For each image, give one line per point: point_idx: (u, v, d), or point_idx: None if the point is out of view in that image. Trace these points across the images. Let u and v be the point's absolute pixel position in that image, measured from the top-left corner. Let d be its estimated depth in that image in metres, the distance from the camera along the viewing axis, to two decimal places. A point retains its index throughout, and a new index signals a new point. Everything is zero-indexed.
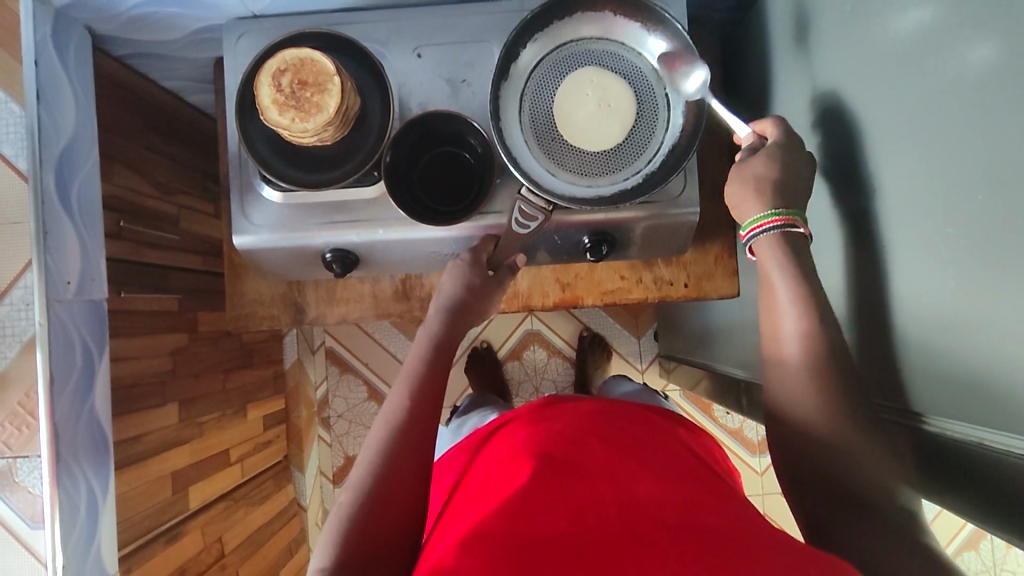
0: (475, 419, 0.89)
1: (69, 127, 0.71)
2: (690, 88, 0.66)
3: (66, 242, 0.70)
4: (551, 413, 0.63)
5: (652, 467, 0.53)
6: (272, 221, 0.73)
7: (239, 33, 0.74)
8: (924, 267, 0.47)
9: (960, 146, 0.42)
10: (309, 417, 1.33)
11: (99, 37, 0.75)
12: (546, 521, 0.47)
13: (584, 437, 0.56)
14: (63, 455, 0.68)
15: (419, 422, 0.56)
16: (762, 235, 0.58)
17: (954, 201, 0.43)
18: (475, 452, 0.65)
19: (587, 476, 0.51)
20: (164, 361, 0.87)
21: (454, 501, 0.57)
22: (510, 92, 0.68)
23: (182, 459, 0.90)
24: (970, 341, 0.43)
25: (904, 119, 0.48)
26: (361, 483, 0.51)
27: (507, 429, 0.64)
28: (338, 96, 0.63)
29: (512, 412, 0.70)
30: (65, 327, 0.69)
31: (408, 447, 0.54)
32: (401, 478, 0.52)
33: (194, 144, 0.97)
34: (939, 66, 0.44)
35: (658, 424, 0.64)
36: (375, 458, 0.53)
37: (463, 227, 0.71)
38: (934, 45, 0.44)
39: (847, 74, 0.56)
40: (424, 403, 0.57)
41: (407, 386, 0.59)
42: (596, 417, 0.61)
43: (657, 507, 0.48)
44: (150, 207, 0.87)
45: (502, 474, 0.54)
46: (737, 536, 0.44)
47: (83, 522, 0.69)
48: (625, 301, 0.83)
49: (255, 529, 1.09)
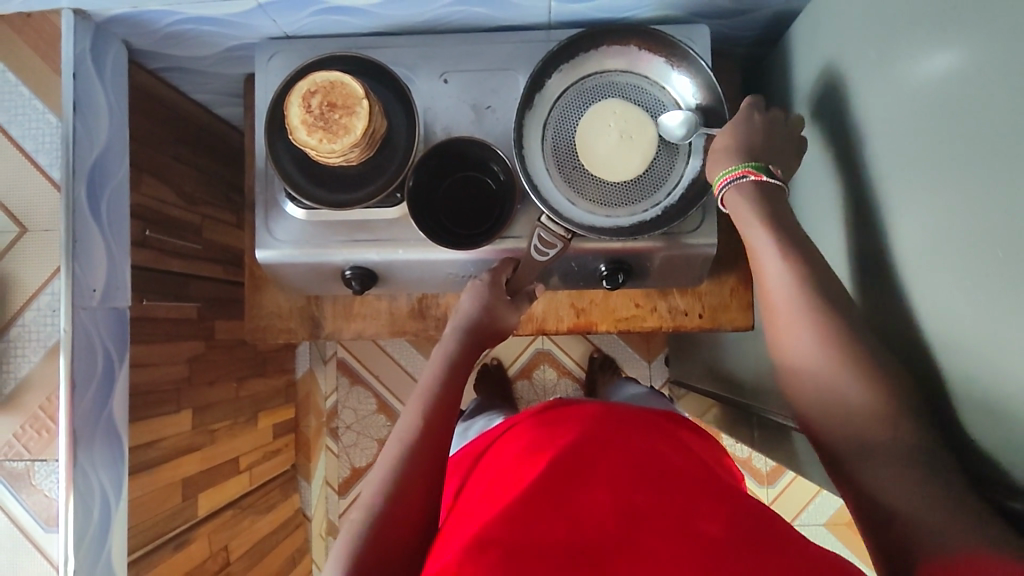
0: (481, 423, 0.90)
1: (102, 139, 0.72)
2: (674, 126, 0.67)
3: (94, 250, 0.72)
4: (557, 419, 0.64)
5: (660, 470, 0.54)
6: (294, 237, 0.74)
7: (271, 53, 0.76)
8: (941, 314, 0.47)
9: (976, 201, 0.43)
10: (319, 427, 1.33)
11: (136, 51, 0.77)
12: (552, 530, 0.47)
13: (590, 441, 0.57)
14: (80, 460, 0.69)
15: (433, 439, 0.56)
16: (727, 190, 0.60)
17: (968, 253, 0.44)
18: (481, 458, 0.66)
19: (593, 484, 0.51)
20: (181, 368, 0.88)
21: (462, 503, 0.58)
22: (534, 121, 0.69)
23: (193, 466, 0.90)
24: (984, 393, 0.43)
25: (919, 170, 0.49)
26: (374, 499, 0.51)
27: (514, 435, 0.65)
28: (366, 119, 0.64)
29: (517, 417, 0.71)
30: (88, 332, 0.70)
31: (420, 459, 0.54)
32: (413, 493, 0.53)
33: (220, 155, 0.98)
34: (956, 122, 0.44)
35: (665, 429, 0.64)
36: (389, 474, 0.53)
37: (484, 251, 0.72)
38: (953, 101, 0.45)
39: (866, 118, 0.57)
40: (438, 419, 0.58)
41: (421, 403, 0.59)
42: (603, 420, 0.62)
43: (659, 517, 0.48)
44: (176, 217, 0.88)
45: (510, 481, 0.55)
46: (755, 544, 0.45)
47: (97, 523, 0.71)
48: (638, 329, 0.83)
49: (260, 538, 1.10)
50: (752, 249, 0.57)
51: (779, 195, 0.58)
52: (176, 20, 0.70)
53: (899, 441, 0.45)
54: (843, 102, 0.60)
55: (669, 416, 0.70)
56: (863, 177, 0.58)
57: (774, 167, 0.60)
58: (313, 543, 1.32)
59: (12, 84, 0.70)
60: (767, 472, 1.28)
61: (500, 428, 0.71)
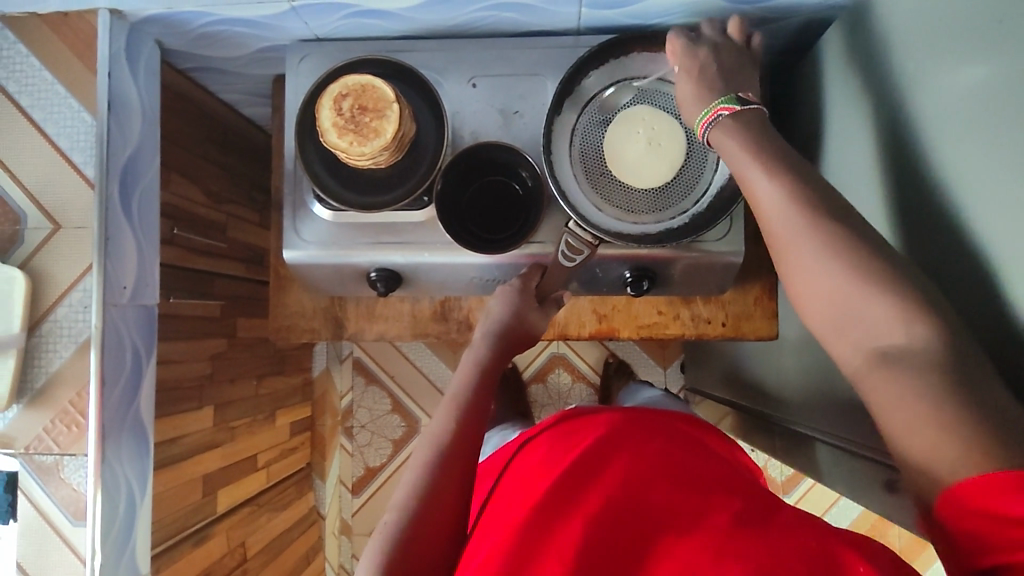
0: (497, 437, 0.89)
1: (133, 139, 0.73)
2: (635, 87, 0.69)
3: (124, 248, 0.73)
4: (578, 425, 0.64)
5: (682, 469, 0.53)
6: (320, 238, 0.75)
7: (302, 55, 0.76)
8: None
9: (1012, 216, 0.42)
10: (334, 426, 1.34)
11: (168, 51, 0.78)
12: (575, 538, 0.48)
13: (610, 445, 0.57)
14: (108, 456, 0.70)
15: (464, 445, 0.56)
16: (710, 131, 0.55)
17: (1002, 270, 0.43)
18: (506, 466, 0.66)
19: (615, 485, 0.52)
20: (204, 365, 0.89)
21: (490, 509, 0.58)
22: (563, 126, 0.70)
23: (213, 463, 0.91)
24: None
25: (951, 184, 0.49)
26: (405, 504, 0.52)
27: (536, 443, 0.65)
28: (396, 123, 0.65)
29: (541, 425, 0.71)
30: (117, 329, 0.71)
31: (452, 463, 0.55)
32: (443, 496, 0.53)
33: (245, 154, 0.99)
34: (989, 137, 0.44)
35: (685, 429, 0.64)
36: (418, 478, 0.53)
37: (510, 256, 0.73)
38: (987, 117, 0.45)
39: (896, 131, 0.57)
40: (468, 424, 0.58)
41: (452, 407, 0.60)
42: (623, 422, 0.62)
43: (682, 518, 0.48)
44: (203, 215, 0.89)
45: (533, 486, 0.55)
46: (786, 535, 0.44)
47: (122, 516, 0.72)
48: (660, 336, 0.84)
49: (276, 535, 1.11)
50: (741, 174, 0.52)
51: (756, 118, 0.54)
52: (210, 21, 0.71)
53: (926, 350, 0.40)
54: (873, 114, 0.60)
55: (680, 417, 0.69)
56: (892, 189, 0.57)
57: (745, 94, 0.56)
58: (326, 541, 1.33)
59: (49, 82, 0.71)
60: (783, 481, 1.28)
61: (526, 435, 0.71)
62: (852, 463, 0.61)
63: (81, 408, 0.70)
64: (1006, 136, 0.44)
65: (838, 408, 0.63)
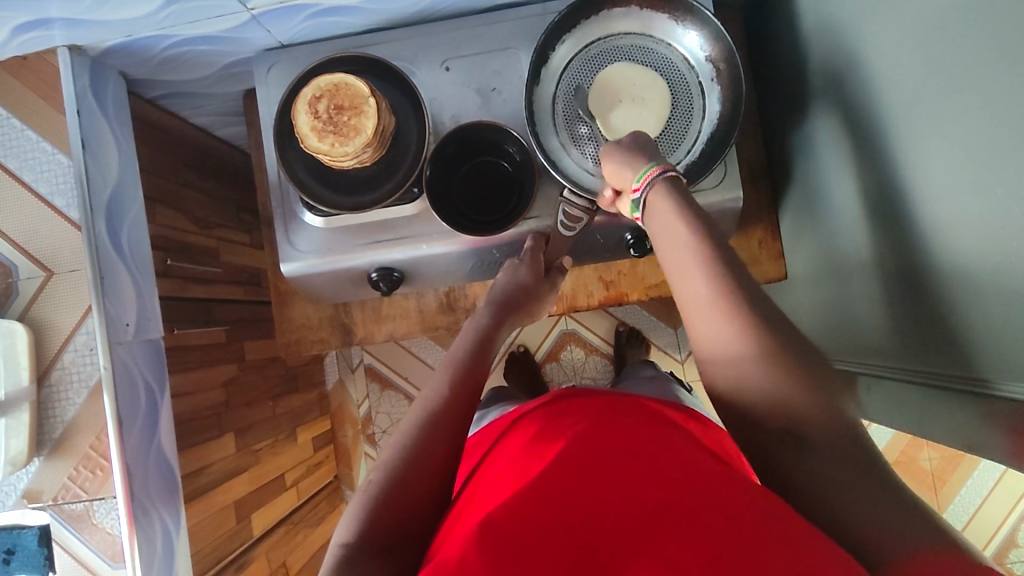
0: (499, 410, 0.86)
1: (113, 174, 0.72)
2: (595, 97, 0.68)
3: (122, 287, 0.72)
4: (568, 409, 0.63)
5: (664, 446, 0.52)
6: (316, 246, 0.74)
7: (269, 64, 0.75)
8: (964, 236, 0.47)
9: (992, 110, 0.42)
10: (355, 435, 1.34)
11: (133, 82, 0.77)
12: (559, 511, 0.45)
13: (594, 426, 0.55)
14: (138, 495, 0.69)
15: (455, 409, 0.56)
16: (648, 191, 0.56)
17: (989, 174, 0.43)
18: (496, 443, 0.65)
19: (601, 459, 0.49)
20: (218, 393, 0.88)
21: (468, 491, 0.56)
22: (543, 96, 0.69)
23: (243, 488, 0.91)
24: (1006, 307, 0.43)
25: (933, 91, 0.48)
26: (390, 459, 0.52)
27: (525, 423, 0.64)
28: (375, 117, 0.63)
29: (529, 404, 0.70)
30: (127, 367, 0.70)
31: (441, 424, 0.55)
32: (432, 455, 0.53)
33: (226, 176, 0.98)
34: (964, 37, 0.44)
35: (664, 416, 0.63)
36: (407, 436, 0.54)
37: (509, 235, 0.72)
38: (956, 19, 0.44)
39: (868, 46, 0.56)
40: (461, 389, 0.58)
41: (446, 371, 0.60)
42: (606, 412, 0.60)
43: (657, 482, 0.46)
44: (194, 243, 0.88)
45: (516, 466, 0.54)
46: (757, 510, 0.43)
47: (161, 555, 0.71)
48: (669, 294, 0.84)
49: (315, 550, 1.11)
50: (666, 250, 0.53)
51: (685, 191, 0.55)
52: (170, 44, 0.69)
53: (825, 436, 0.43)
54: (844, 36, 0.60)
55: (673, 406, 0.69)
56: (874, 109, 0.57)
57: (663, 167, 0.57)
58: None
59: (19, 129, 0.70)
60: None
61: (512, 414, 0.70)
62: (888, 389, 0.61)
63: (103, 452, 0.70)
64: (962, 34, 0.44)
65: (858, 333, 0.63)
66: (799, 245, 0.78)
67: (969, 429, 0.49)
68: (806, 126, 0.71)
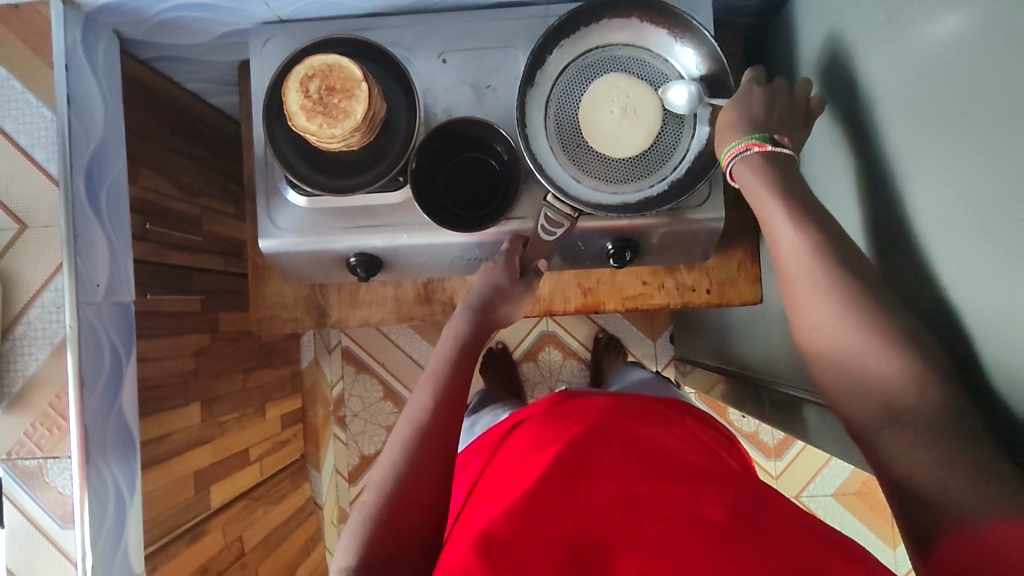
0: (486, 419, 0.87)
1: (96, 132, 0.71)
2: (596, 115, 0.67)
3: (95, 246, 0.71)
4: (565, 411, 0.64)
5: (663, 457, 0.54)
6: (296, 224, 0.73)
7: (265, 38, 0.75)
8: (954, 278, 0.46)
9: (987, 161, 0.42)
10: (326, 416, 1.33)
11: (127, 41, 0.76)
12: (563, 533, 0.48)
13: (593, 435, 0.57)
14: (93, 455, 0.69)
15: (445, 419, 0.56)
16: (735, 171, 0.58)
17: (977, 220, 0.43)
18: (494, 448, 0.66)
19: (597, 477, 0.52)
20: (188, 361, 0.88)
21: (475, 497, 0.58)
22: (536, 98, 0.68)
23: (205, 458, 0.90)
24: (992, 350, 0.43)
25: (925, 131, 0.48)
26: (384, 483, 0.51)
27: (523, 429, 0.65)
28: (366, 103, 0.63)
29: (524, 412, 0.71)
30: (94, 329, 0.70)
31: (431, 443, 0.54)
32: (425, 475, 0.52)
33: (215, 145, 0.97)
34: (963, 81, 0.43)
35: (662, 412, 0.65)
36: (398, 458, 0.53)
37: (490, 233, 0.72)
38: (955, 65, 0.44)
39: (865, 85, 0.56)
40: (450, 400, 0.58)
41: (434, 383, 0.60)
42: (607, 413, 0.62)
43: (656, 506, 0.48)
44: (175, 209, 0.87)
45: (517, 474, 0.56)
46: (779, 532, 0.44)
47: (112, 520, 0.71)
48: (646, 306, 0.84)
49: (275, 527, 1.11)
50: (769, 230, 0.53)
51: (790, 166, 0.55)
52: (167, 7, 0.69)
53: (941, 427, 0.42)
54: (843, 68, 0.60)
55: (671, 402, 0.70)
56: (865, 144, 0.57)
57: (780, 137, 0.57)
58: (325, 530, 1.32)
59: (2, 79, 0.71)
60: (775, 445, 1.29)
61: (510, 421, 0.70)
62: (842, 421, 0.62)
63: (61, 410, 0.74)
64: (962, 77, 0.43)
65: None
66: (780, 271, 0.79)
67: None
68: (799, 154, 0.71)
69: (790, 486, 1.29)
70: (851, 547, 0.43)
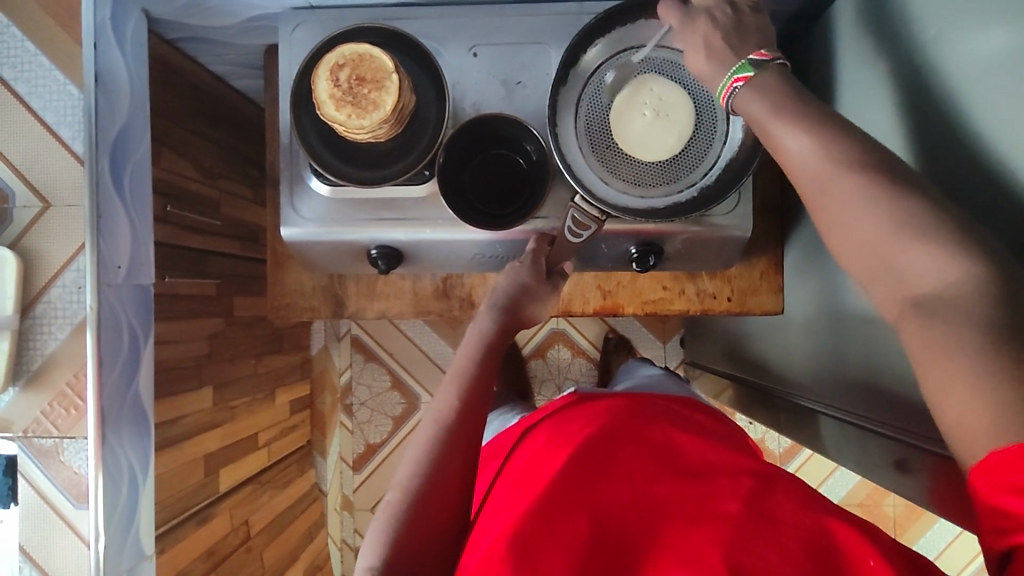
0: (496, 423, 0.86)
1: (122, 113, 0.71)
2: (623, 124, 0.66)
3: (118, 227, 0.71)
4: (583, 409, 0.64)
5: (684, 458, 0.54)
6: (319, 214, 0.73)
7: (295, 23, 0.74)
8: None
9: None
10: (333, 403, 1.34)
11: (155, 21, 0.75)
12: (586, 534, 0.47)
13: (613, 435, 0.56)
14: (108, 437, 0.69)
15: (470, 419, 0.56)
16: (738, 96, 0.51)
17: None
18: (513, 446, 0.66)
19: (618, 477, 0.52)
20: (202, 345, 0.88)
21: (495, 493, 0.58)
22: (568, 97, 0.68)
23: (215, 442, 0.90)
24: None
25: None
26: (409, 481, 0.51)
27: (541, 426, 0.65)
28: (396, 94, 0.62)
29: (543, 411, 0.71)
30: (113, 309, 0.70)
31: (455, 440, 0.54)
32: (448, 472, 0.52)
33: (237, 129, 0.97)
34: None
35: (683, 408, 0.65)
36: (422, 455, 0.53)
37: (514, 231, 0.72)
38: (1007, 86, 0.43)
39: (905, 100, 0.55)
40: (474, 402, 0.57)
41: (457, 380, 0.59)
42: (625, 411, 0.61)
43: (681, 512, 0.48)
44: (195, 192, 0.87)
45: (537, 471, 0.55)
46: (801, 543, 0.45)
47: (125, 499, 0.71)
48: (665, 311, 0.84)
49: (280, 512, 1.11)
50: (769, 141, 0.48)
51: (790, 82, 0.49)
52: None
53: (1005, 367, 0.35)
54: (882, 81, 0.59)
55: (694, 403, 0.69)
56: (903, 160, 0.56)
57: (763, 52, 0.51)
58: (329, 517, 1.33)
59: None
60: (781, 454, 1.29)
61: (529, 420, 0.70)
62: (863, 437, 0.61)
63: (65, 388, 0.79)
64: None
65: (859, 388, 0.62)
66: (804, 282, 0.78)
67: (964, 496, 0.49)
68: None
69: None
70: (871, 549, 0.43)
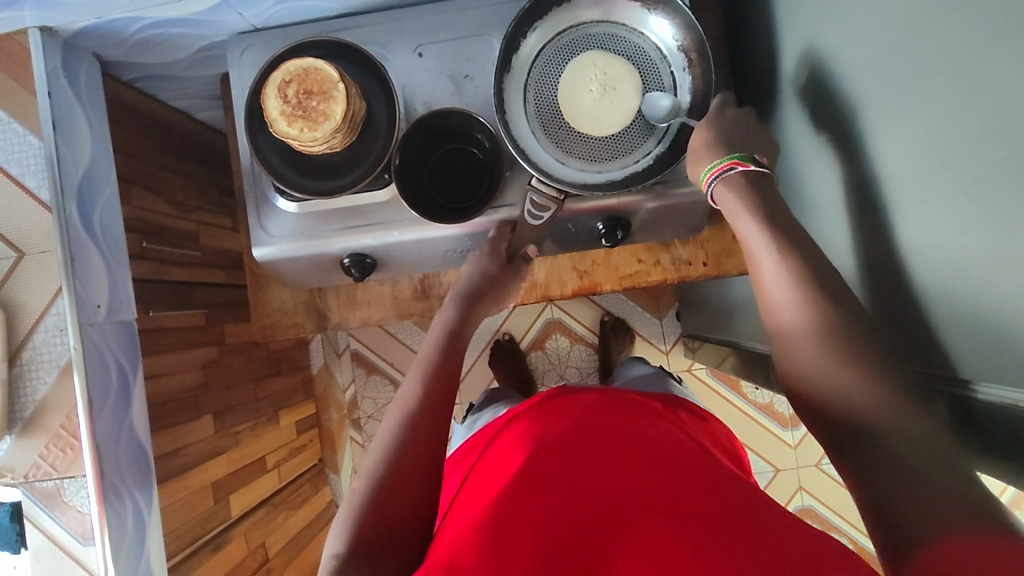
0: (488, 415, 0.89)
1: (84, 156, 0.72)
2: (583, 110, 0.67)
3: (93, 268, 0.72)
4: (554, 407, 0.64)
5: (651, 453, 0.54)
6: (288, 230, 0.74)
7: (243, 47, 0.75)
8: (938, 222, 0.46)
9: (966, 104, 0.41)
10: (340, 419, 1.35)
11: (108, 63, 0.77)
12: (548, 518, 0.47)
13: (579, 432, 0.57)
14: (108, 474, 0.70)
15: (434, 402, 0.58)
16: (716, 184, 0.58)
17: (959, 167, 0.43)
18: (484, 447, 0.66)
19: (585, 467, 0.51)
20: (197, 375, 0.89)
21: (465, 491, 0.59)
22: (514, 84, 0.68)
23: (222, 469, 0.92)
24: (987, 299, 0.42)
25: (904, 80, 0.47)
26: (374, 471, 0.53)
27: (513, 425, 0.66)
28: (344, 103, 0.63)
29: (522, 405, 0.71)
30: (99, 349, 0.71)
31: (421, 420, 0.56)
32: (412, 458, 0.54)
33: (205, 160, 0.98)
34: (936, 26, 0.43)
35: (653, 411, 0.65)
36: (386, 445, 0.55)
37: (478, 222, 0.72)
38: (925, 13, 0.44)
39: (840, 38, 0.55)
40: (437, 387, 0.60)
41: (421, 374, 0.62)
42: (595, 411, 0.62)
43: (643, 493, 0.48)
44: (172, 226, 0.89)
45: (504, 467, 0.56)
46: (754, 521, 0.44)
47: (131, 535, 0.72)
48: (644, 283, 0.84)
49: (295, 534, 1.11)
50: (736, 228, 0.56)
51: (766, 183, 0.56)
52: (143, 27, 0.69)
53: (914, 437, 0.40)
54: (817, 21, 0.59)
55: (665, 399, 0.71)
56: (846, 100, 0.56)
57: (759, 157, 0.58)
58: None
59: (5, 123, 0.76)
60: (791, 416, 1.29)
61: (501, 420, 0.71)
62: None
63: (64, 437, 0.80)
64: (936, 21, 0.43)
65: None
66: None
67: (952, 425, 0.48)
68: (780, 121, 0.71)
69: (808, 454, 1.29)
70: (819, 536, 0.43)
